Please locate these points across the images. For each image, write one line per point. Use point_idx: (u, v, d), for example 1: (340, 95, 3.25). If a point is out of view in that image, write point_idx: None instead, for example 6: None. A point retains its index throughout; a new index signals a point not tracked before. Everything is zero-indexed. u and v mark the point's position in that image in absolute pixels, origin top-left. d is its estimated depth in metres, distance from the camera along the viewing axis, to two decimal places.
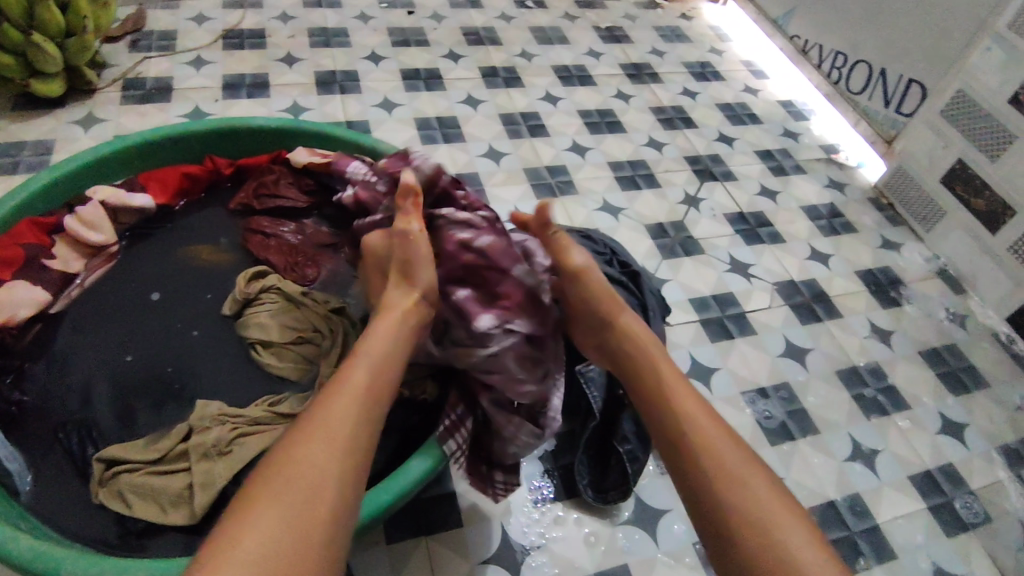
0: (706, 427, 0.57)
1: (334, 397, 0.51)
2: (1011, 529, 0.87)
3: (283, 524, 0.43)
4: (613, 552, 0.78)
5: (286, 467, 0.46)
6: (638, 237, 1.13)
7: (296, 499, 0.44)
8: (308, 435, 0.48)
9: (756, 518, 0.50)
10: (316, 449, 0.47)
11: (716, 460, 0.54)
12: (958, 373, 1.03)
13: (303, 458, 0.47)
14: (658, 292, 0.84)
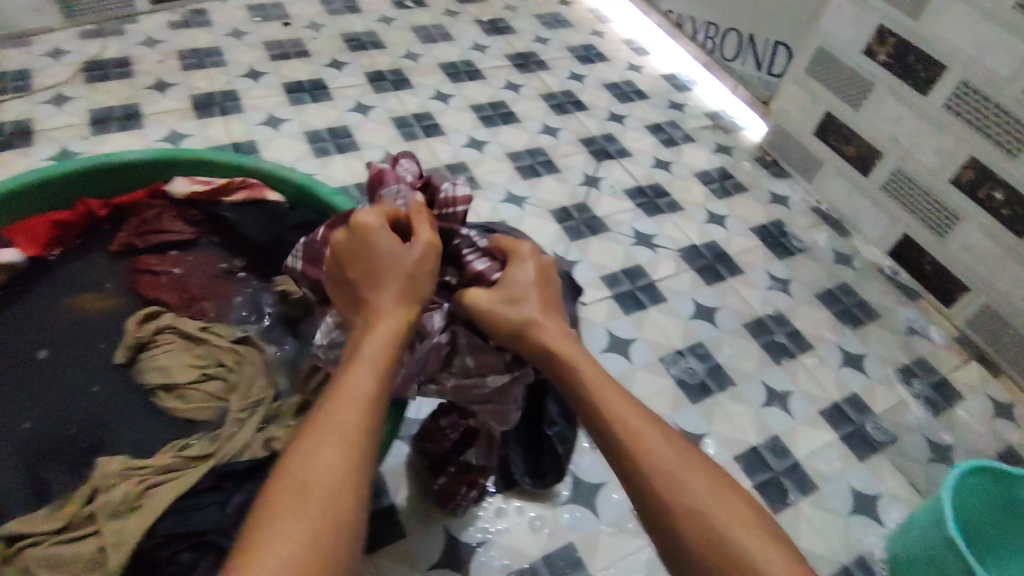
0: (654, 447, 0.46)
1: (345, 391, 0.45)
2: (915, 444, 0.95)
3: (309, 541, 0.38)
4: (557, 533, 0.79)
5: (301, 477, 0.41)
6: (544, 223, 1.16)
7: (323, 512, 0.40)
8: (322, 439, 0.43)
9: (717, 556, 0.42)
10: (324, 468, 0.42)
11: (667, 488, 0.45)
12: (851, 309, 1.11)
13: (325, 467, 0.41)
14: (566, 275, 0.86)
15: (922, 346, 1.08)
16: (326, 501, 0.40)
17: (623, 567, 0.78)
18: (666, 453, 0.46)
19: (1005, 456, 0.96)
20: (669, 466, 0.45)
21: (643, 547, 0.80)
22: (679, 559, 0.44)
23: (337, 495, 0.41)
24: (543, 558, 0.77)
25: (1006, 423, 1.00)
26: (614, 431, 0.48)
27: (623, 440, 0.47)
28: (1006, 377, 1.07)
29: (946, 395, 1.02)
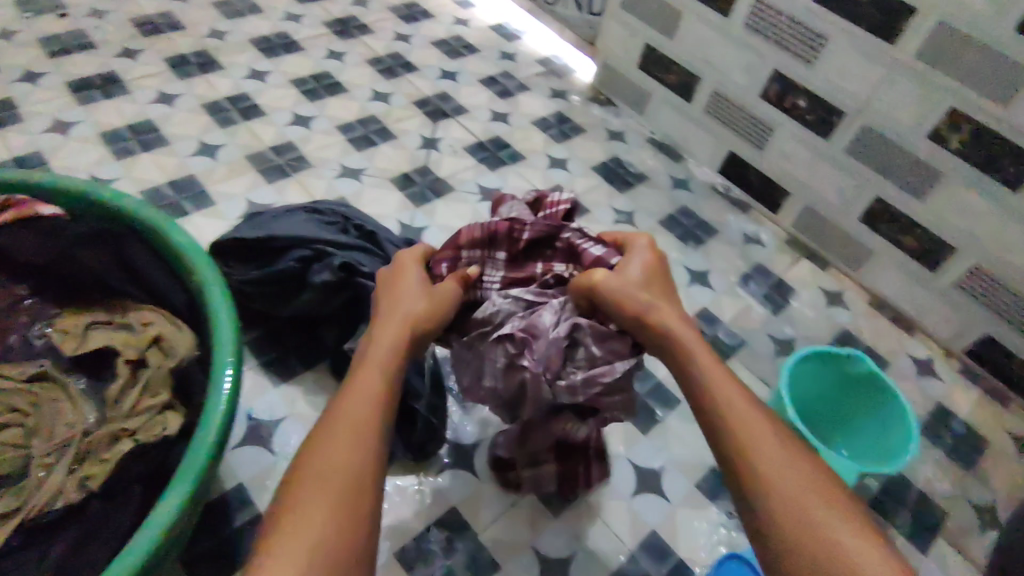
0: (746, 414, 0.51)
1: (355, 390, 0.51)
2: (761, 343, 1.03)
3: (321, 520, 0.43)
4: (439, 501, 0.78)
5: (315, 465, 0.46)
6: (386, 192, 1.12)
7: (330, 496, 0.44)
8: (335, 436, 0.47)
9: (780, 497, 0.46)
10: (337, 450, 0.47)
11: (744, 438, 0.49)
12: (693, 229, 1.17)
13: (339, 459, 0.46)
14: (403, 245, 0.83)
15: (758, 253, 1.16)
16: (346, 487, 0.45)
17: (509, 518, 0.78)
18: (750, 412, 0.51)
19: (838, 339, 1.07)
20: (735, 413, 0.51)
21: (527, 494, 0.80)
22: (761, 524, 0.46)
23: (347, 481, 0.45)
24: (427, 530, 0.76)
25: (836, 309, 1.11)
26: (706, 393, 0.53)
27: (708, 401, 0.52)
28: (831, 268, 1.17)
29: (783, 294, 1.11)
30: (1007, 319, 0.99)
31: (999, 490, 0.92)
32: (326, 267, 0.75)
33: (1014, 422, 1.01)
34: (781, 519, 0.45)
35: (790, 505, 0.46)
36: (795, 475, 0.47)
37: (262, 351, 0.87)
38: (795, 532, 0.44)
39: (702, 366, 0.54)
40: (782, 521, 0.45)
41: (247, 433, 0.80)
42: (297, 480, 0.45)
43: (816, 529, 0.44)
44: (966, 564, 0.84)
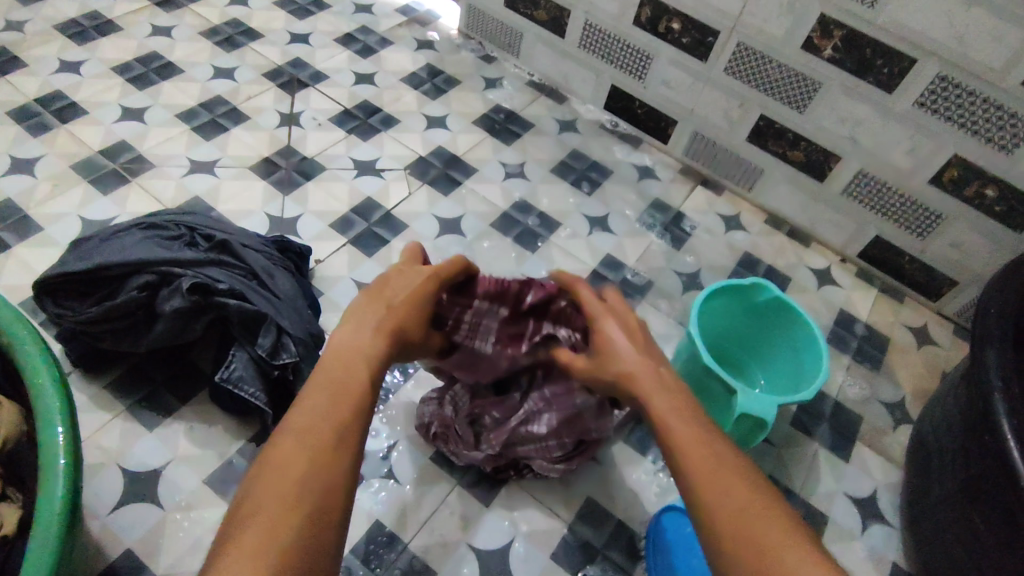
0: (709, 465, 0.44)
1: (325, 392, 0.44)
2: (670, 281, 1.01)
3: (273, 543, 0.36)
4: (359, 518, 0.72)
5: (272, 474, 0.39)
6: (247, 183, 0.99)
7: (294, 512, 0.37)
8: (302, 446, 0.40)
9: (725, 518, 0.42)
10: (303, 451, 0.40)
11: (700, 461, 0.44)
12: (586, 173, 1.12)
13: (298, 473, 0.39)
14: (265, 247, 0.73)
15: (654, 188, 1.13)
16: (312, 505, 0.38)
17: (438, 520, 0.73)
18: (696, 439, 0.46)
19: (742, 263, 1.06)
20: (681, 436, 0.47)
21: (454, 488, 0.75)
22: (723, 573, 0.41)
23: (311, 498, 0.38)
24: (351, 553, 0.70)
25: (736, 233, 1.10)
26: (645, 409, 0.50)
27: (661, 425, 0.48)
28: (726, 191, 1.16)
29: (684, 226, 1.09)
30: (893, 218, 1.02)
31: (904, 384, 0.96)
32: (174, 292, 0.64)
33: (909, 315, 1.06)
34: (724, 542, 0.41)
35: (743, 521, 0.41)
36: (744, 493, 0.43)
37: (129, 393, 0.76)
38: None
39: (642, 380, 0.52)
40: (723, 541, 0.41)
41: (127, 489, 0.71)
42: (252, 493, 0.38)
43: (765, 551, 0.40)
44: (883, 462, 0.87)
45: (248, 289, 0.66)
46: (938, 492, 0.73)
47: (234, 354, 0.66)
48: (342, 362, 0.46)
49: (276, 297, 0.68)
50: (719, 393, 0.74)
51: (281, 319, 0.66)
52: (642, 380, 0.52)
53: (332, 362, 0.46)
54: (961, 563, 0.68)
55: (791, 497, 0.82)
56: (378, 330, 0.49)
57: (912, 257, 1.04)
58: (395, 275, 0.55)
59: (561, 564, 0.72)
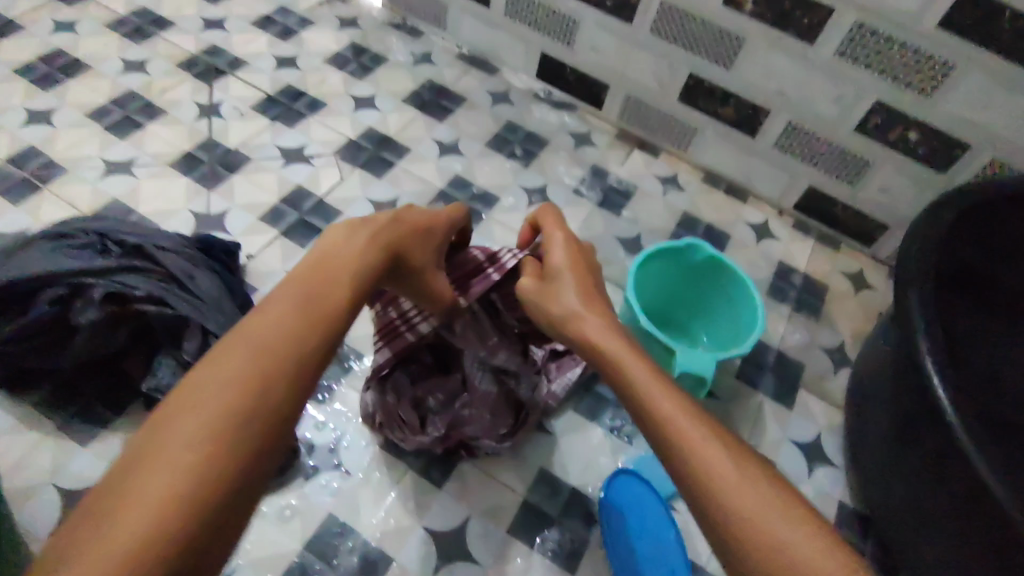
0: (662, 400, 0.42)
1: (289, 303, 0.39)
2: (611, 247, 1.01)
3: (198, 449, 0.32)
4: (310, 513, 0.71)
5: (205, 378, 0.34)
6: (169, 181, 0.95)
7: (219, 427, 0.33)
8: (246, 346, 0.36)
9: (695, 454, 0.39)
10: (242, 352, 0.35)
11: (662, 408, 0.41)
12: (523, 144, 1.11)
13: (232, 377, 0.34)
14: (184, 247, 0.70)
15: (592, 155, 1.12)
16: (251, 421, 0.34)
17: (392, 507, 0.73)
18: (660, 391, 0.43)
19: (682, 224, 1.07)
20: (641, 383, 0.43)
21: (406, 473, 0.75)
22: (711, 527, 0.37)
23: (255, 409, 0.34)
24: (306, 549, 0.69)
25: (674, 194, 1.11)
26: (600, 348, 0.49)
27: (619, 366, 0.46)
28: (663, 153, 1.16)
29: (623, 191, 1.09)
30: (824, 168, 1.04)
31: (842, 329, 0.99)
32: (88, 304, 0.61)
33: (845, 261, 1.09)
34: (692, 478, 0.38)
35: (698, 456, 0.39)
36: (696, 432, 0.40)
37: (59, 408, 0.73)
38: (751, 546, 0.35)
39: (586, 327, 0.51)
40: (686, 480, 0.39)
41: (64, 509, 0.68)
42: (179, 400, 0.33)
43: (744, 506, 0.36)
44: (826, 406, 0.90)
45: (168, 294, 0.64)
46: (875, 430, 0.76)
47: (158, 363, 0.65)
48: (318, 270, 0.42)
49: (199, 299, 0.66)
50: (657, 352, 0.75)
51: (206, 321, 0.64)
52: (592, 330, 0.50)
53: (307, 268, 0.42)
54: (901, 496, 0.71)
55: None
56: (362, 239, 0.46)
57: (844, 205, 1.06)
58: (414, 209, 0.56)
59: (518, 537, 0.73)
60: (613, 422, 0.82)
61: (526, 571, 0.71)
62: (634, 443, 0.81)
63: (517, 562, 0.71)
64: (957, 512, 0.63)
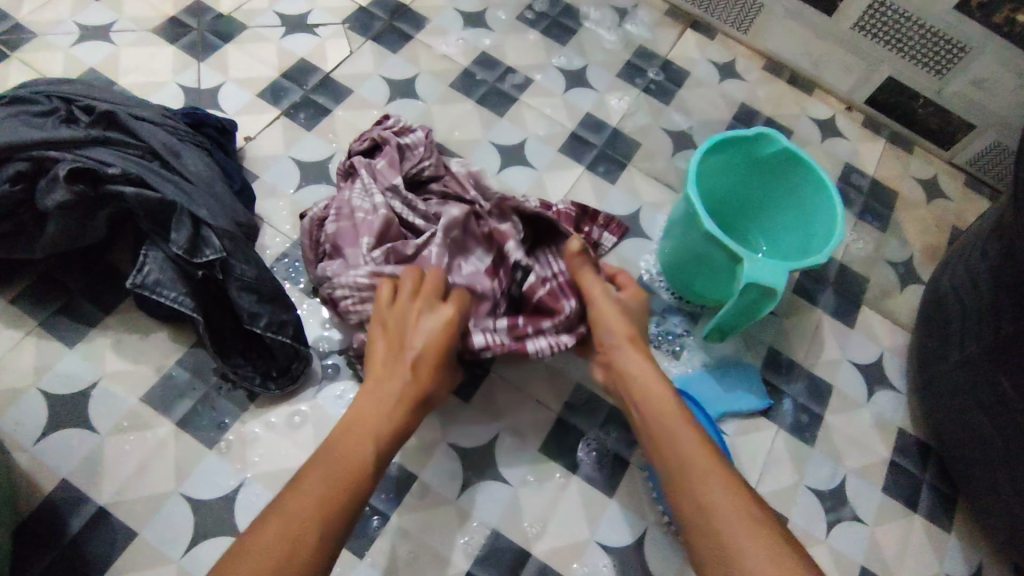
0: (688, 445, 0.49)
1: (367, 404, 0.50)
2: (659, 142, 0.89)
3: (306, 521, 0.41)
4: (324, 424, 0.63)
5: (291, 506, 0.42)
6: (153, 49, 0.82)
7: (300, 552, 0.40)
8: (313, 484, 0.44)
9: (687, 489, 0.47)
10: (304, 499, 0.43)
11: (688, 455, 0.48)
12: (559, 20, 0.96)
13: (302, 507, 0.42)
14: (168, 119, 0.59)
15: (638, 33, 0.97)
16: (315, 550, 0.41)
17: None
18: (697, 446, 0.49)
19: (739, 117, 0.94)
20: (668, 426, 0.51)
21: None
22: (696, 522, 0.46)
23: (339, 485, 0.44)
24: None
25: (731, 83, 0.97)
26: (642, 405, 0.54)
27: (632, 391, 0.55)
28: (719, 35, 1.01)
29: (672, 79, 0.95)
30: (909, 55, 0.89)
31: (912, 241, 0.89)
32: (53, 183, 0.51)
33: (918, 165, 0.96)
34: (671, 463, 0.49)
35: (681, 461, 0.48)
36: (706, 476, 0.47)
37: (42, 304, 0.64)
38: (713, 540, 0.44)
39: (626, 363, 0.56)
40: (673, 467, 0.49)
41: (53, 414, 0.61)
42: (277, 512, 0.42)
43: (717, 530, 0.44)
44: (890, 325, 0.81)
45: (148, 173, 0.54)
46: (958, 356, 0.68)
47: (146, 254, 0.55)
48: (382, 361, 0.53)
49: (186, 181, 0.56)
50: (719, 262, 0.66)
51: (196, 207, 0.54)
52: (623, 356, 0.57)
53: (341, 429, 0.48)
54: (983, 430, 0.64)
55: (795, 368, 0.76)
56: (384, 408, 0.50)
57: (926, 100, 0.93)
58: (412, 320, 0.55)
59: (553, 456, 0.66)
60: (662, 334, 0.75)
61: (562, 493, 0.64)
62: (682, 358, 0.74)
63: (553, 482, 0.64)
64: (1016, 497, 0.62)
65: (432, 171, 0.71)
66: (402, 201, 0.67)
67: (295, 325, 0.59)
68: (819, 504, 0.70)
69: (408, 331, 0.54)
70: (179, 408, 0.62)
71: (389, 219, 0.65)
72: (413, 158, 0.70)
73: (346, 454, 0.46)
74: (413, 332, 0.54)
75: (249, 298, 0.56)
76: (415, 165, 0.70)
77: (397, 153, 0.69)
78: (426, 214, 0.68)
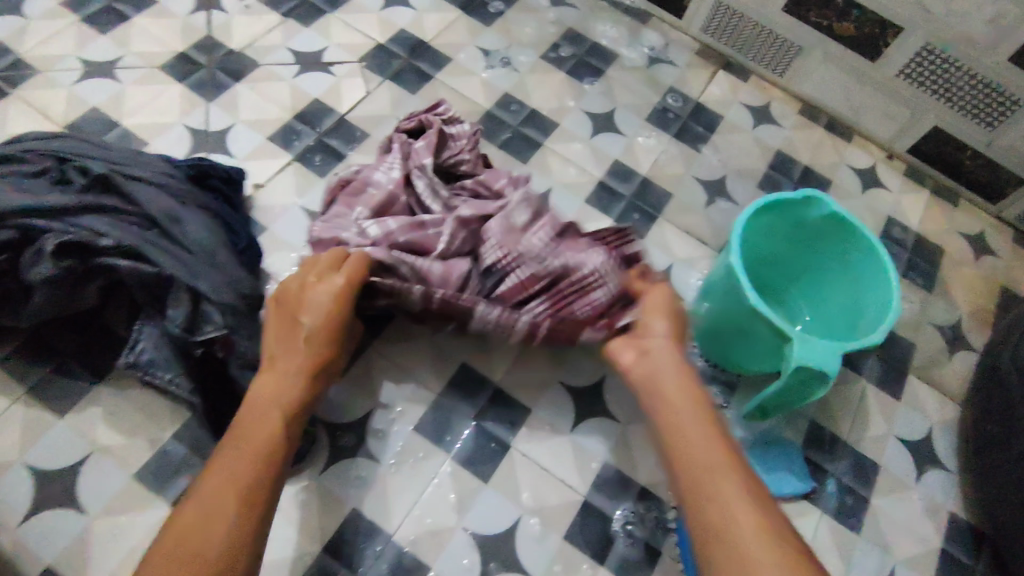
0: (714, 451, 0.46)
1: (266, 385, 0.47)
2: (691, 192, 0.84)
3: (226, 518, 0.39)
4: (330, 506, 0.59)
5: (197, 511, 0.39)
6: (161, 87, 0.78)
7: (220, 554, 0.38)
8: (227, 476, 0.41)
9: (707, 482, 0.44)
10: (211, 495, 0.40)
11: (712, 451, 0.46)
12: (586, 59, 0.91)
13: (221, 513, 0.39)
14: (171, 177, 0.55)
15: (668, 75, 0.92)
16: (235, 545, 0.39)
17: (428, 502, 0.60)
18: (722, 449, 0.46)
19: (775, 165, 0.89)
20: (693, 426, 0.48)
21: (447, 461, 0.62)
22: (715, 527, 0.42)
23: (255, 485, 0.42)
24: (326, 552, 0.57)
25: (766, 127, 0.92)
26: (680, 411, 0.50)
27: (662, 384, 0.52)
28: (753, 76, 0.96)
29: (704, 123, 0.90)
30: (956, 105, 0.84)
31: (960, 303, 0.83)
32: (39, 255, 0.47)
33: (964, 219, 0.90)
34: (693, 462, 0.46)
35: (711, 463, 0.45)
36: (732, 480, 0.44)
37: (30, 369, 0.60)
38: (721, 541, 0.41)
39: (660, 356, 0.54)
40: (693, 468, 0.46)
41: (36, 494, 0.56)
42: (180, 520, 0.39)
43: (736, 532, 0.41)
44: (939, 397, 0.76)
45: (145, 244, 0.49)
46: (1022, 444, 0.62)
47: (141, 330, 0.50)
48: (279, 343, 0.50)
49: (186, 251, 0.51)
50: (767, 340, 0.61)
51: (196, 281, 0.49)
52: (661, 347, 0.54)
53: (245, 416, 0.46)
54: None
55: (839, 445, 0.70)
56: (295, 382, 0.48)
57: (974, 152, 0.87)
58: (305, 290, 0.51)
59: (579, 546, 0.60)
60: None
61: None
62: None
63: None
64: None
65: (470, 165, 0.69)
66: (427, 181, 0.65)
67: None
68: None
69: (301, 301, 0.51)
70: (174, 488, 0.57)
71: (397, 196, 0.63)
72: (454, 148, 0.69)
73: (247, 442, 0.44)
74: (305, 306, 0.51)
75: (250, 379, 0.51)
76: (454, 156, 0.68)
77: (438, 137, 0.68)
78: (445, 201, 0.64)
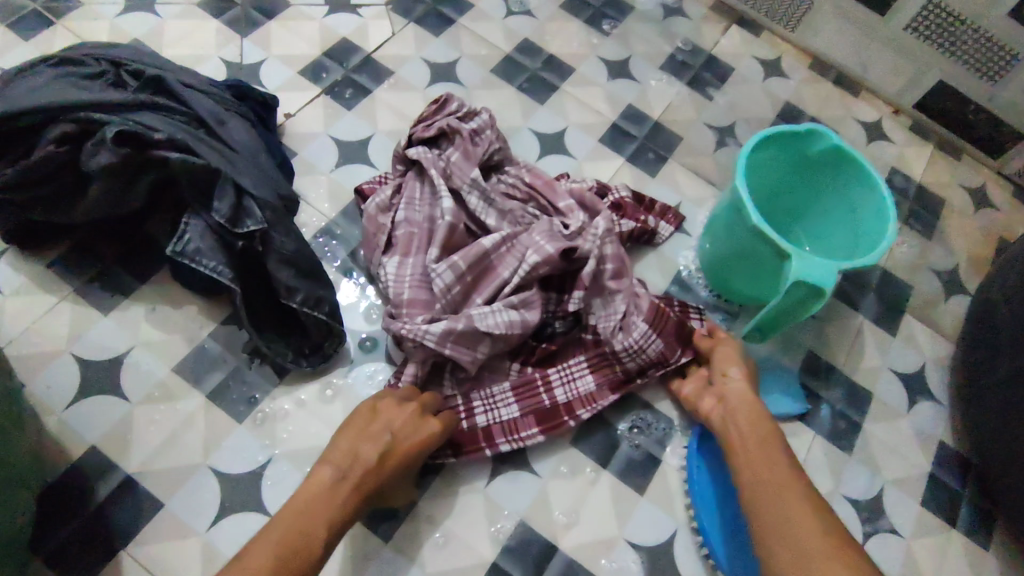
0: (786, 486, 0.49)
1: (350, 448, 0.50)
2: (701, 137, 0.87)
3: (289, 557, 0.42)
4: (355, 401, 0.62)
5: (269, 543, 0.42)
6: (197, 22, 0.82)
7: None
8: (306, 519, 0.45)
9: (776, 512, 0.47)
10: (289, 533, 0.43)
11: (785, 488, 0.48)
12: (602, 10, 0.94)
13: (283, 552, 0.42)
14: (214, 88, 0.59)
15: (682, 27, 0.95)
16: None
17: None
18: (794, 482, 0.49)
19: (783, 117, 0.92)
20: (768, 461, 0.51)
21: None
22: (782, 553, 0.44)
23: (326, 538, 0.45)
24: None
25: (776, 81, 0.94)
26: (752, 449, 0.53)
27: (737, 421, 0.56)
28: (765, 32, 0.98)
29: (716, 74, 0.93)
30: (962, 59, 0.86)
31: (958, 251, 0.86)
32: (99, 145, 0.51)
33: (966, 173, 0.93)
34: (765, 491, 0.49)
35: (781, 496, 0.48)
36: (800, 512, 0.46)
37: (78, 270, 0.64)
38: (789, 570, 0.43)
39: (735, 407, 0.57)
40: (765, 495, 0.49)
41: (84, 381, 0.60)
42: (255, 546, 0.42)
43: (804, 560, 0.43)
44: (933, 335, 0.79)
45: (194, 141, 0.54)
46: (1006, 368, 0.65)
47: (187, 223, 0.54)
48: (375, 413, 0.53)
49: (230, 151, 0.56)
50: (767, 264, 0.64)
51: (241, 177, 0.54)
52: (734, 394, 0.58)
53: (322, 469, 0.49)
54: None
55: (834, 374, 0.74)
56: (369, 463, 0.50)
57: (977, 107, 0.90)
58: (414, 396, 0.55)
59: (584, 450, 0.64)
60: None
61: (592, 488, 0.63)
62: None
63: (583, 476, 0.63)
64: None
65: (501, 154, 0.70)
66: (479, 197, 0.67)
67: (330, 302, 0.58)
68: (854, 514, 0.68)
69: (411, 401, 0.55)
70: (209, 381, 0.62)
71: (455, 223, 0.65)
72: (482, 145, 0.69)
73: (328, 499, 0.46)
74: (405, 400, 0.54)
75: (286, 271, 0.56)
76: (486, 150, 0.68)
77: (466, 145, 0.68)
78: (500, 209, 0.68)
